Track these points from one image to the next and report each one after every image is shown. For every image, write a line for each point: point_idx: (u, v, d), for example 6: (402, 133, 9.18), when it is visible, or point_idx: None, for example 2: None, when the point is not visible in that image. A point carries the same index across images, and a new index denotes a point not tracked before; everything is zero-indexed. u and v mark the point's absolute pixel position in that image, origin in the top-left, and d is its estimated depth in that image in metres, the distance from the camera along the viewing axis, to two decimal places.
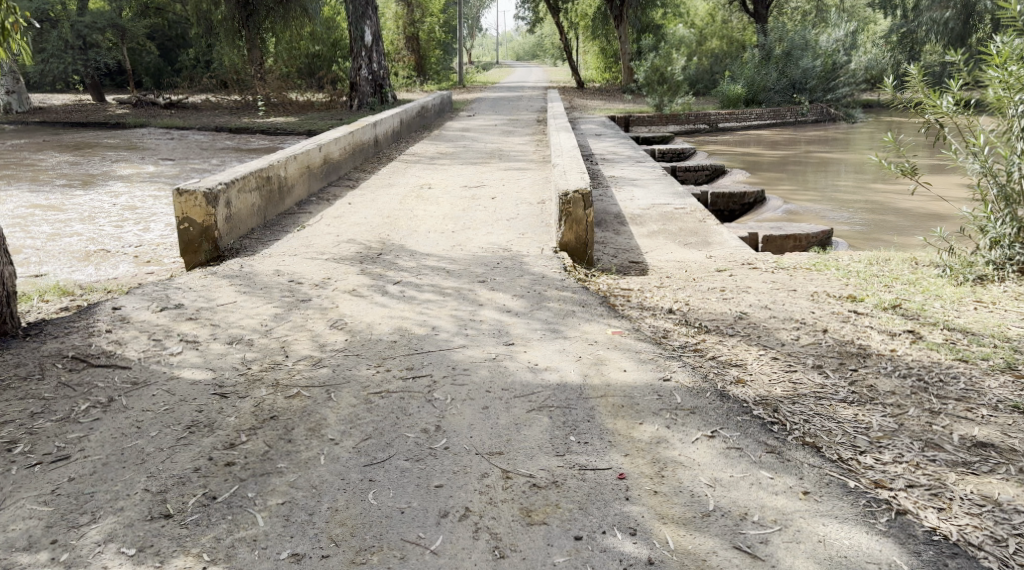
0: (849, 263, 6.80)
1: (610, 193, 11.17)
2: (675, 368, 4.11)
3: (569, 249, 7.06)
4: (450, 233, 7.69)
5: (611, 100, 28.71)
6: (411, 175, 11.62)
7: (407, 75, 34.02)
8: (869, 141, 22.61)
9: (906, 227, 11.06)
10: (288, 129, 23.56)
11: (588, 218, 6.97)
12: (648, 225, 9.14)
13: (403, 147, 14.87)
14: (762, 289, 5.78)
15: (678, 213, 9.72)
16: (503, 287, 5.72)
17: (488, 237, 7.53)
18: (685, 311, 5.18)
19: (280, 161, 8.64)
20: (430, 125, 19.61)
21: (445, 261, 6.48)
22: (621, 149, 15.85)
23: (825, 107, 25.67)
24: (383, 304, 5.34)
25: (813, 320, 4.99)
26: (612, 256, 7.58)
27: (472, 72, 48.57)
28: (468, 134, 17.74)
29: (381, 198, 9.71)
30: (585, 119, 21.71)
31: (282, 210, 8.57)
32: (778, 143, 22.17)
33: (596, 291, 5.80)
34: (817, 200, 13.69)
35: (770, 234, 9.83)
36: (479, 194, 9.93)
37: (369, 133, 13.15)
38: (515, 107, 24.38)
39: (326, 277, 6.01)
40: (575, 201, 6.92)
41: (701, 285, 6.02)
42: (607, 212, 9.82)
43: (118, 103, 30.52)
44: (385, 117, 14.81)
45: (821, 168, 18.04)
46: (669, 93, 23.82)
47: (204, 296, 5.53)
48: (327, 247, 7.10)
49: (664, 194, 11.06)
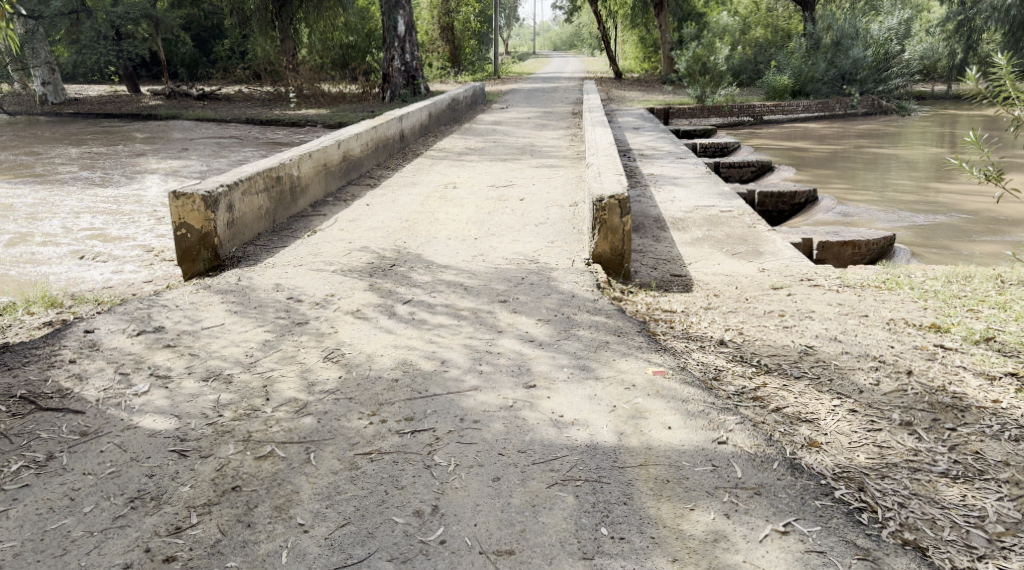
0: (926, 284, 6.05)
1: (648, 193, 10.44)
2: (731, 424, 3.43)
3: (603, 260, 6.42)
4: (474, 241, 7.04)
5: (650, 92, 27.84)
6: (438, 173, 10.97)
7: (442, 65, 33.43)
8: (923, 135, 21.56)
9: (970, 235, 10.31)
10: (319, 122, 23.04)
11: (625, 227, 6.31)
12: (690, 231, 8.40)
13: (432, 143, 14.22)
14: (826, 316, 5.07)
15: (723, 217, 8.96)
16: (526, 310, 5.03)
17: (515, 246, 6.87)
18: (739, 343, 4.51)
19: (293, 159, 8.00)
20: (460, 118, 18.93)
21: (465, 276, 5.80)
22: (660, 143, 15.07)
23: (876, 99, 24.55)
24: (389, 329, 4.65)
25: (893, 359, 4.28)
26: (650, 268, 6.87)
27: (508, 63, 47.97)
28: (501, 127, 17.05)
29: (403, 199, 9.07)
30: (623, 111, 20.92)
31: (294, 211, 7.94)
32: (826, 137, 21.21)
33: (635, 314, 5.11)
34: (873, 202, 12.91)
35: (827, 240, 9.18)
36: (508, 196, 9.25)
37: (395, 127, 12.50)
38: (551, 99, 23.62)
39: (329, 293, 5.34)
40: (611, 208, 6.25)
41: (754, 308, 5.31)
42: (646, 215, 9.10)
43: (152, 95, 30.26)
44: (412, 111, 14.13)
45: (873, 164, 17.13)
46: (712, 84, 22.89)
47: (189, 316, 4.89)
48: (338, 256, 6.47)
49: (708, 194, 10.29)
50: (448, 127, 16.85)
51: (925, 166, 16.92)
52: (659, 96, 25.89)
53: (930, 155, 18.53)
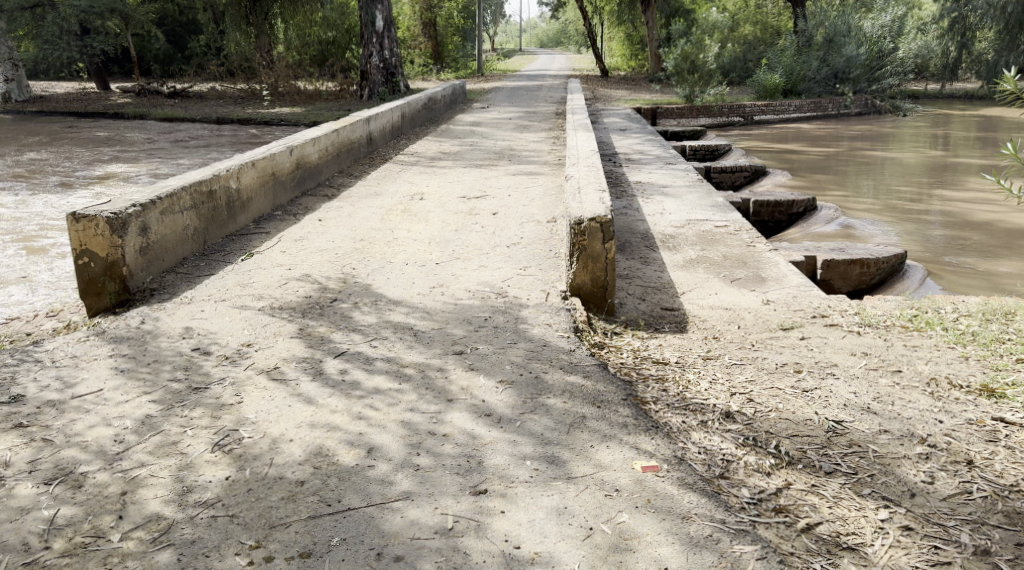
0: (963, 327, 5.17)
1: (636, 204, 9.55)
2: (750, 564, 2.63)
3: (583, 293, 5.50)
4: (434, 267, 6.10)
5: (638, 90, 26.96)
6: (405, 181, 10.00)
7: (425, 62, 32.42)
8: (919, 136, 20.80)
9: (991, 255, 9.77)
10: (293, 121, 22.00)
11: (608, 254, 5.44)
12: (682, 252, 7.49)
13: (404, 146, 13.27)
14: (853, 376, 4.16)
15: (718, 234, 8.09)
16: (486, 366, 4.07)
17: (482, 273, 5.93)
18: (750, 417, 3.61)
19: (230, 169, 7.00)
20: (437, 118, 17.95)
21: (418, 317, 4.85)
22: (647, 147, 14.17)
23: (870, 98, 23.83)
24: (308, 396, 3.67)
25: (947, 444, 3.40)
26: (638, 301, 5.94)
27: (494, 61, 47.06)
28: (480, 128, 16.10)
29: (361, 212, 8.10)
30: (609, 112, 20.04)
31: (232, 229, 6.96)
32: (819, 138, 20.41)
33: (620, 371, 4.18)
34: (877, 211, 12.15)
35: (832, 258, 8.37)
36: (480, 210, 8.31)
37: (360, 129, 11.50)
38: (535, 97, 22.72)
39: (246, 342, 4.37)
40: (592, 232, 5.39)
41: (764, 363, 4.40)
42: (633, 231, 8.22)
43: (122, 92, 29.09)
44: (383, 112, 13.11)
45: (870, 168, 16.38)
46: (701, 83, 21.91)
47: (63, 378, 3.92)
48: (271, 286, 5.48)
49: (701, 206, 9.39)
50: (424, 128, 15.86)
51: (923, 170, 16.23)
52: (646, 95, 25.03)
53: (928, 158, 17.78)
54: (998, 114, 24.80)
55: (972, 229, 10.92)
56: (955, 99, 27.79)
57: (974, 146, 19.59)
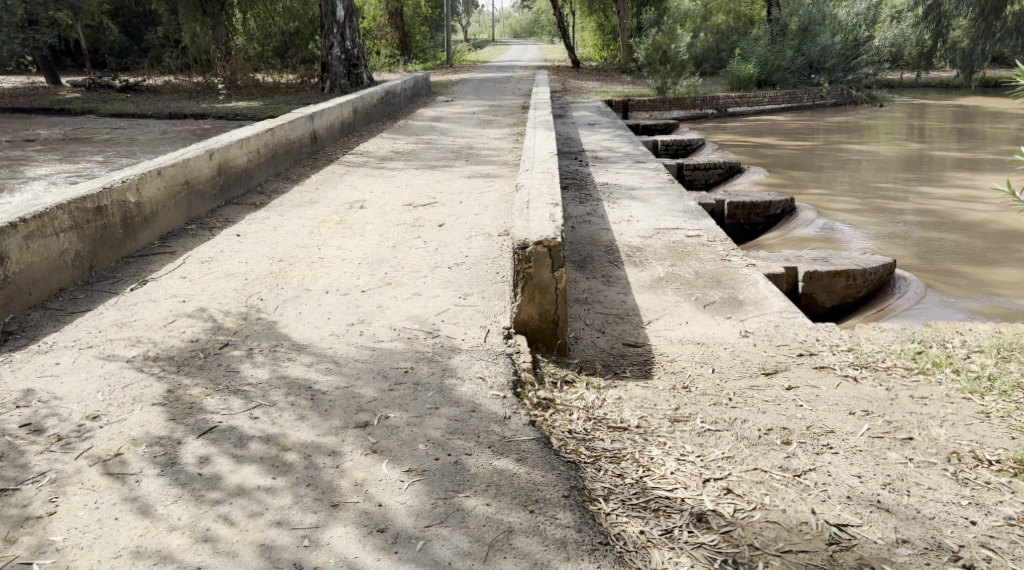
0: (980, 370, 4.36)
1: (600, 209, 8.72)
2: None
3: (531, 329, 4.64)
4: (359, 295, 5.22)
5: (609, 82, 26.10)
6: (347, 185, 9.07)
7: (391, 53, 31.36)
8: (896, 128, 20.14)
9: (984, 260, 9.04)
10: (248, 115, 20.93)
11: (559, 283, 4.59)
12: (650, 268, 6.67)
13: (354, 144, 12.33)
14: (854, 450, 3.36)
15: (690, 246, 7.29)
16: (389, 440, 3.21)
17: (414, 303, 5.05)
18: (727, 522, 2.91)
19: (127, 179, 6.08)
20: (396, 113, 16.97)
21: (321, 366, 3.97)
22: (616, 143, 13.33)
23: (845, 89, 23.14)
24: (143, 503, 2.84)
25: (987, 564, 2.76)
26: (596, 334, 5.10)
27: (464, 51, 46.01)
28: (439, 124, 15.20)
29: (289, 224, 7.19)
30: (578, 104, 19.19)
31: (130, 250, 6.05)
32: (795, 131, 19.70)
33: (565, 447, 3.32)
34: (859, 210, 11.40)
35: (816, 270, 7.57)
36: (425, 220, 7.42)
37: (301, 128, 10.53)
38: (501, 90, 21.76)
39: (92, 412, 3.49)
40: (539, 258, 4.55)
41: (744, 428, 3.59)
42: (595, 245, 7.40)
43: (72, 86, 27.75)
44: (330, 108, 12.14)
45: (848, 162, 15.67)
46: (673, 74, 20.98)
47: None
48: (155, 326, 4.60)
49: (671, 211, 8.56)
50: (380, 124, 14.88)
51: (903, 164, 15.54)
52: (618, 87, 24.15)
53: (907, 151, 17.12)
54: (974, 104, 24.24)
55: (960, 230, 10.19)
56: (931, 88, 27.19)
57: (952, 137, 18.97)
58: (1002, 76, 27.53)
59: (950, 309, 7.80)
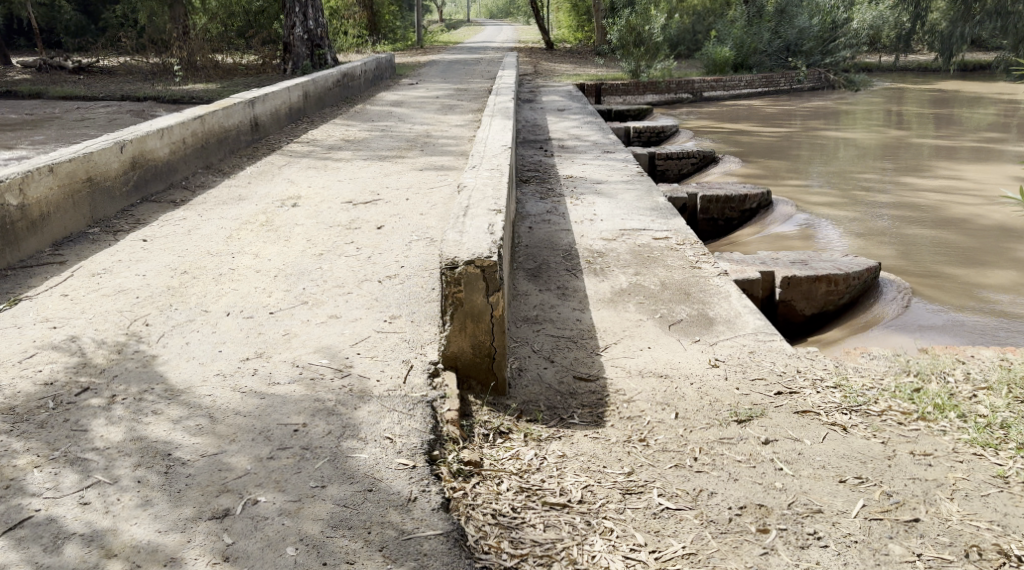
0: (990, 417, 3.68)
1: (561, 206, 8.00)
2: None
3: (462, 364, 3.90)
4: (265, 319, 4.46)
5: (583, 65, 25.36)
6: (283, 179, 8.30)
7: (359, 33, 30.36)
8: (876, 114, 19.56)
9: (975, 260, 8.41)
10: (203, 98, 19.93)
11: (494, 310, 3.86)
12: (611, 278, 5.96)
13: (302, 130, 11.52)
14: (847, 541, 2.79)
15: (656, 250, 6.60)
16: (247, 540, 2.57)
17: (327, 328, 4.29)
18: None
19: (6, 179, 5.28)
20: (355, 96, 16.10)
21: (190, 422, 3.24)
22: (584, 131, 12.60)
23: (823, 73, 22.52)
24: None
25: None
26: (543, 365, 4.36)
27: (438, 32, 45.04)
28: (399, 109, 14.39)
29: (207, 226, 6.44)
30: (549, 88, 18.44)
31: (9, 261, 5.27)
32: (772, 116, 19.06)
33: (487, 542, 2.70)
34: (840, 204, 10.76)
35: (794, 275, 6.89)
36: (362, 220, 6.65)
37: (238, 114, 9.72)
38: (469, 73, 20.91)
39: None
40: (471, 281, 3.81)
41: (710, 505, 2.96)
42: (552, 249, 6.69)
43: (23, 66, 26.43)
44: (275, 92, 11.33)
45: (826, 150, 15.06)
46: (647, 57, 20.17)
47: None
48: (7, 363, 3.85)
49: (638, 208, 7.86)
50: (335, 109, 14.04)
51: (884, 152, 14.94)
52: (591, 70, 23.35)
53: (886, 138, 16.51)
54: (952, 88, 23.69)
55: (946, 226, 9.57)
56: (910, 72, 26.63)
57: (932, 123, 18.40)
58: (981, 60, 27.02)
59: (940, 319, 7.14)
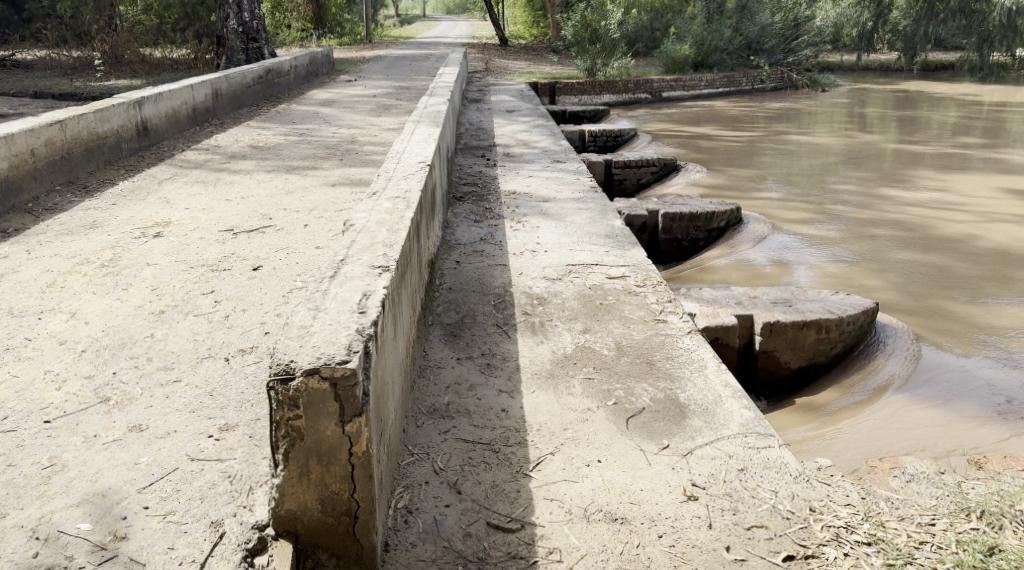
0: None
1: (498, 232, 6.62)
2: None
3: (306, 527, 2.53)
4: (34, 435, 3.09)
5: (536, 62, 24.02)
6: (157, 200, 6.93)
7: (303, 27, 28.66)
8: (841, 115, 18.47)
9: (985, 294, 7.20)
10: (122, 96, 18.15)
11: (355, 447, 2.47)
12: (553, 340, 4.58)
13: (205, 134, 10.07)
14: None
15: (610, 293, 5.24)
16: None
17: (117, 455, 2.94)
18: None
19: None
20: (284, 94, 14.59)
21: None
22: (533, 135, 11.27)
23: (785, 72, 21.45)
24: None
25: None
26: (444, 504, 3.00)
27: (390, 29, 43.32)
28: (328, 108, 12.94)
29: (30, 267, 5.06)
30: (499, 87, 17.08)
31: None
32: (735, 118, 17.88)
33: None
34: (816, 217, 9.54)
35: (775, 321, 5.60)
36: (237, 257, 5.27)
37: (115, 119, 8.29)
38: (415, 70, 19.46)
39: None
40: (314, 404, 2.42)
41: None
42: (479, 293, 5.31)
43: None
44: (173, 91, 9.85)
45: (794, 156, 13.88)
46: (604, 55, 18.89)
47: None
48: None
49: (590, 234, 6.51)
50: (254, 109, 12.54)
51: (855, 158, 13.79)
52: (546, 69, 21.99)
53: (856, 143, 15.36)
54: (916, 89, 22.74)
55: (939, 247, 8.35)
56: (872, 71, 25.60)
57: (899, 127, 17.31)
58: (943, 59, 26.06)
59: (952, 379, 5.89)
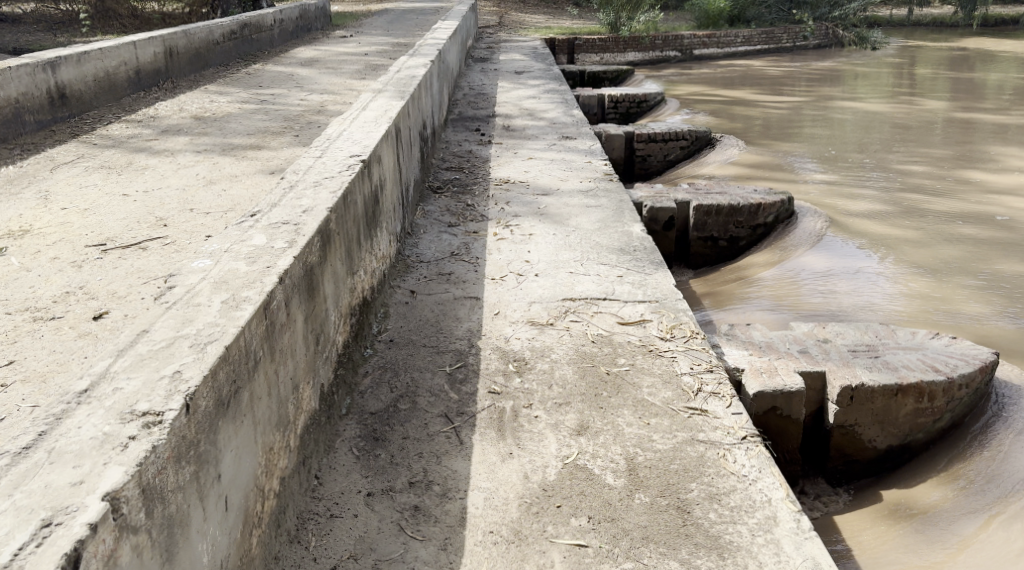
0: None
1: (477, 242, 4.93)
2: None
3: None
4: None
5: (557, 15, 22.02)
6: (36, 193, 5.33)
7: None
8: (895, 76, 16.41)
9: None
10: None
11: None
12: (535, 449, 2.89)
13: (145, 101, 8.45)
14: None
15: (620, 354, 3.55)
16: None
17: None
18: None
19: None
20: (264, 53, 12.85)
21: None
22: (541, 102, 9.55)
23: (830, 27, 19.15)
24: None
25: None
26: None
27: None
28: (307, 69, 11.20)
29: None
30: (513, 43, 15.26)
31: None
32: (774, 80, 15.91)
33: None
34: (880, 208, 7.77)
35: (863, 389, 3.85)
36: (83, 293, 3.70)
37: (12, 84, 6.64)
38: (421, 25, 17.58)
39: None
40: None
41: None
42: (434, 347, 3.65)
43: None
44: (106, 49, 8.19)
45: (844, 126, 11.97)
46: (629, 8, 17.03)
47: None
48: None
49: (601, 245, 4.80)
50: (221, 70, 10.81)
51: (915, 128, 11.86)
52: (566, 23, 19.99)
53: (914, 110, 13.37)
54: (975, 46, 20.51)
55: None
56: (923, 27, 23.33)
57: (961, 90, 15.25)
58: (1003, 13, 23.65)
59: None
